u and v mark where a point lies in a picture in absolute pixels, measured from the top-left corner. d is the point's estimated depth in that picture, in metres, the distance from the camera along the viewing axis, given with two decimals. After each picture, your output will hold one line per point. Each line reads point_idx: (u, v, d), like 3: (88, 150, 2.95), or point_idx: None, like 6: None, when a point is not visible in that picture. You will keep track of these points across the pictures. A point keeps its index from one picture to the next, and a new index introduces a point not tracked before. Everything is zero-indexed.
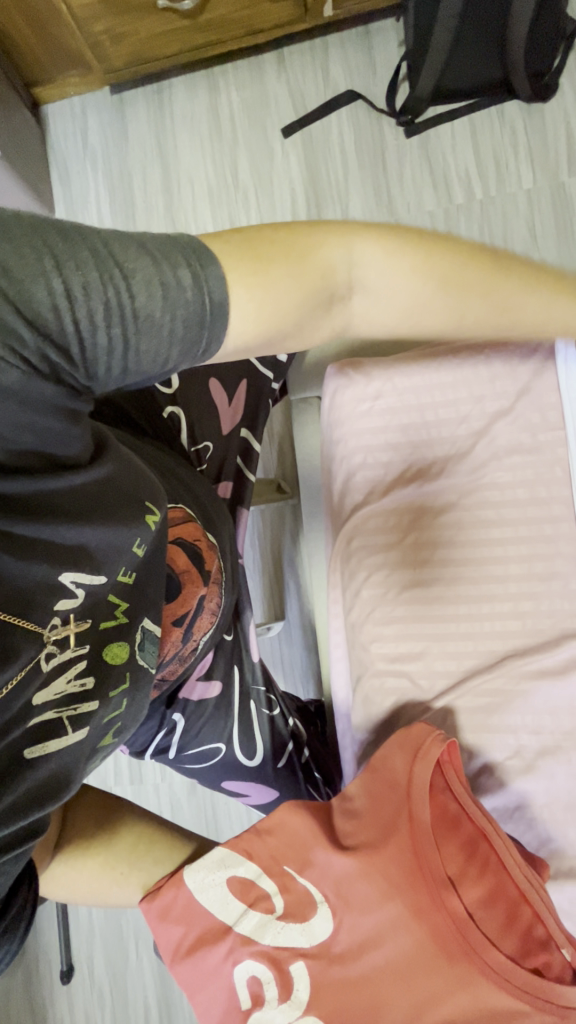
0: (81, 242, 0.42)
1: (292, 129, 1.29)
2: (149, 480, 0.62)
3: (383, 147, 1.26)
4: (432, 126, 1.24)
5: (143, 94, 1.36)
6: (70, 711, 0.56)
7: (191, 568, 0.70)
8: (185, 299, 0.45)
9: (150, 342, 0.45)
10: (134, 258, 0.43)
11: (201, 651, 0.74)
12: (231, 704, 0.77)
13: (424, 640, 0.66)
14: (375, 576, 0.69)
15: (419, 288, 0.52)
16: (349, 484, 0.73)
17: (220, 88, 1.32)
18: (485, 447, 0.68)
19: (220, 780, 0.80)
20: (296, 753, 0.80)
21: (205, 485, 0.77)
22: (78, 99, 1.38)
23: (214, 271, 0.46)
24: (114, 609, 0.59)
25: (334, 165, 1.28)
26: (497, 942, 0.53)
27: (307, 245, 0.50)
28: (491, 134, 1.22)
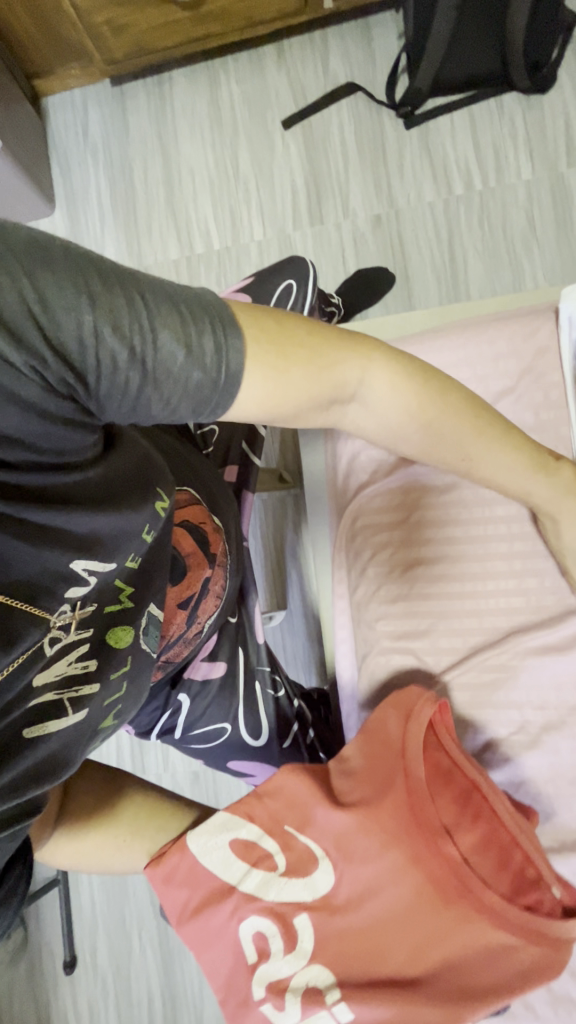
0: (117, 284, 0.44)
1: (292, 121, 1.30)
2: (155, 464, 0.62)
3: (384, 139, 1.26)
4: (432, 118, 1.24)
5: (144, 86, 1.36)
6: (71, 694, 0.56)
7: (197, 551, 0.70)
8: (203, 364, 0.46)
9: (164, 393, 0.47)
10: (164, 310, 0.45)
11: (206, 633, 0.75)
12: (236, 684, 0.77)
13: (430, 617, 0.67)
14: (380, 555, 0.70)
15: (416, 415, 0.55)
16: (354, 466, 0.75)
17: (221, 81, 1.33)
18: None
19: (226, 758, 0.81)
20: (302, 734, 0.80)
21: (210, 469, 0.78)
22: (78, 92, 1.38)
23: (237, 345, 0.47)
24: (119, 593, 0.59)
25: (335, 158, 1.28)
26: (491, 882, 0.55)
27: (325, 356, 0.50)
28: (490, 126, 1.23)
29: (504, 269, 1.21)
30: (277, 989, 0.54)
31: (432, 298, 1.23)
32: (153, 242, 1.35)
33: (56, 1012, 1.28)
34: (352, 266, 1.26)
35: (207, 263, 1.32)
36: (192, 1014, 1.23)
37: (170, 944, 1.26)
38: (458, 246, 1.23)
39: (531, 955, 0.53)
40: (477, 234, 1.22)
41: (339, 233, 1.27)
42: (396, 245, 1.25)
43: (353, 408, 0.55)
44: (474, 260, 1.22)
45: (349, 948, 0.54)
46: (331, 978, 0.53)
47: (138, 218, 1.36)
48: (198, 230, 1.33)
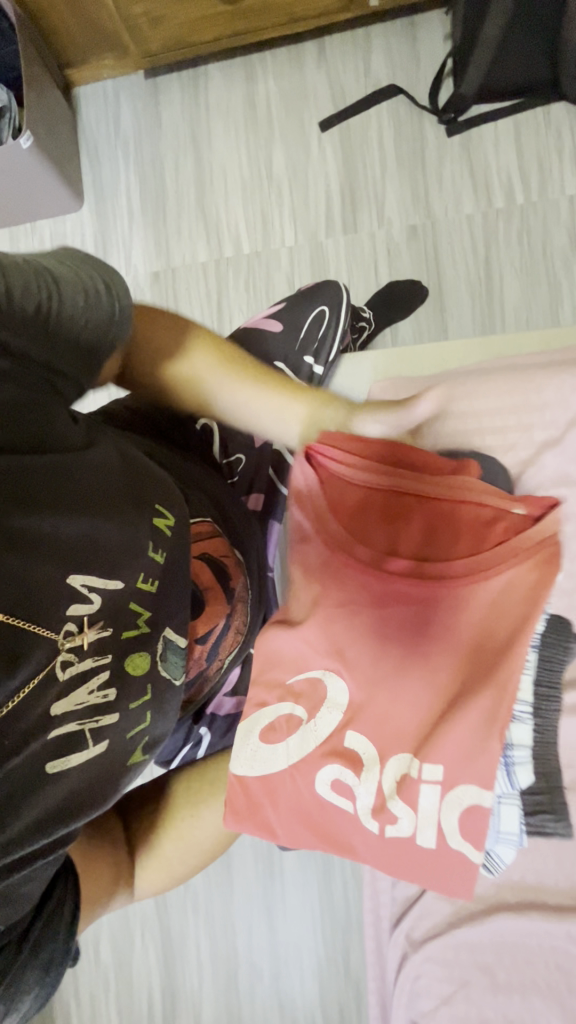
0: (14, 256, 0.53)
1: (330, 122, 1.25)
2: (160, 481, 0.64)
3: (423, 144, 1.22)
4: (475, 126, 1.20)
5: (178, 80, 1.32)
6: (92, 724, 0.55)
7: (215, 582, 0.69)
8: (97, 295, 0.58)
9: (85, 328, 0.56)
10: (60, 267, 0.57)
11: (227, 667, 0.75)
12: None
13: None
14: None
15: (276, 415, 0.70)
16: None
17: (258, 77, 1.29)
18: (531, 477, 0.70)
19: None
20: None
21: (234, 500, 0.77)
22: (110, 83, 1.35)
23: (119, 285, 0.60)
24: (136, 617, 0.58)
25: (371, 162, 1.24)
26: (446, 552, 0.62)
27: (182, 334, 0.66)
28: (536, 136, 1.19)
29: (541, 287, 1.17)
30: (379, 807, 0.62)
31: (465, 315, 1.20)
32: (181, 242, 1.32)
33: (59, 1002, 1.32)
34: (384, 277, 1.23)
35: (236, 266, 1.29)
36: (191, 1012, 1.25)
37: (172, 944, 1.28)
38: (495, 260, 1.19)
39: (525, 575, 0.59)
40: (515, 249, 1.19)
41: (372, 242, 1.24)
42: (431, 257, 1.22)
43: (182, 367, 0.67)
44: (510, 277, 1.19)
45: (409, 712, 0.61)
46: (406, 762, 0.61)
47: (167, 217, 1.33)
48: (227, 232, 1.30)
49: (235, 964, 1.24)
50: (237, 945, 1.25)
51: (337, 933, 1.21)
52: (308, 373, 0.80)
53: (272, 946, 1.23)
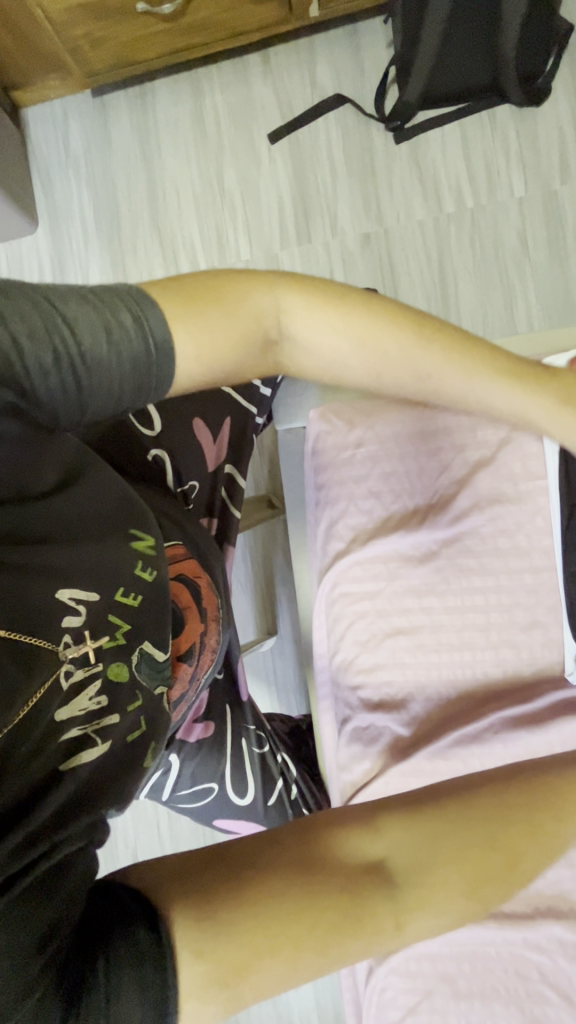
0: (31, 306, 0.50)
1: (279, 135, 1.25)
2: (140, 504, 0.65)
3: (372, 153, 1.23)
4: (422, 132, 1.21)
5: (126, 97, 1.32)
6: (94, 725, 0.54)
7: (193, 604, 0.71)
8: (129, 342, 0.53)
9: (100, 379, 0.53)
10: (92, 304, 0.52)
11: (202, 689, 0.74)
12: (224, 743, 0.75)
13: (408, 687, 0.64)
14: (358, 623, 0.66)
15: (340, 344, 0.59)
16: (332, 532, 0.69)
17: (205, 92, 1.29)
18: (465, 497, 0.64)
19: (211, 816, 0.77)
20: (285, 791, 0.78)
21: (198, 525, 0.76)
22: (58, 103, 1.34)
23: (154, 313, 0.54)
24: (114, 630, 0.57)
25: (322, 171, 1.25)
26: None
27: (239, 295, 0.58)
28: (482, 139, 1.19)
29: (495, 290, 1.18)
30: None
31: None
32: (138, 261, 1.32)
33: None
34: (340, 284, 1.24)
35: None
36: None
37: None
38: (448, 265, 1.20)
39: None
40: (468, 253, 1.19)
41: (327, 251, 1.24)
42: (385, 265, 1.23)
43: (290, 343, 0.61)
44: (464, 282, 1.19)
45: None
46: None
47: (123, 237, 1.33)
48: (183, 248, 1.30)
49: None
50: None
51: None
52: (258, 396, 0.80)
53: None
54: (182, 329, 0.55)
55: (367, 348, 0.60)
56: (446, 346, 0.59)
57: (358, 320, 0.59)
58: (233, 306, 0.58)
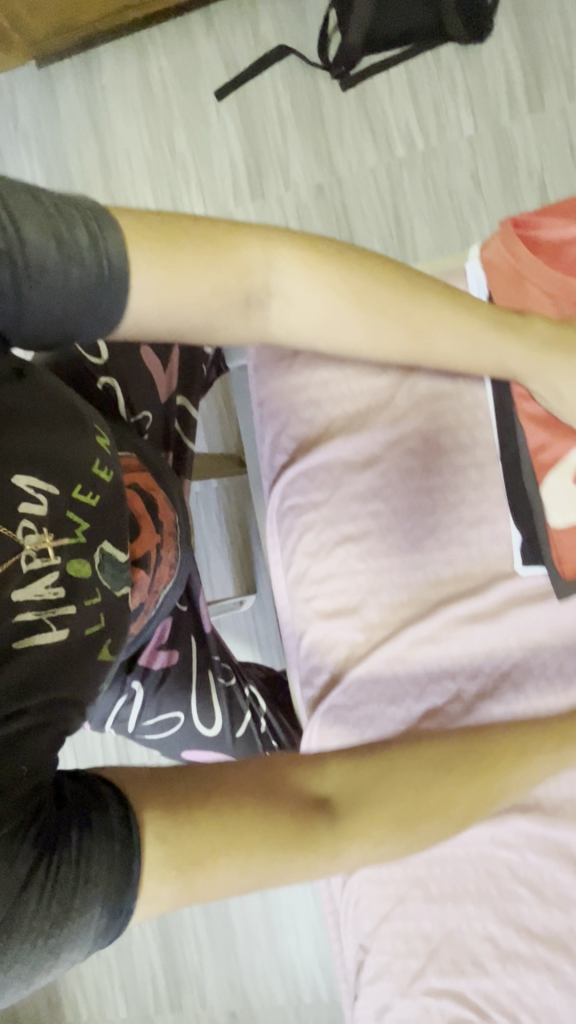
0: None
1: (225, 92, 1.25)
2: (91, 412, 0.65)
3: (320, 102, 1.22)
4: (367, 78, 1.20)
5: (72, 66, 1.31)
6: (51, 611, 0.51)
7: (148, 513, 0.70)
8: (81, 258, 0.49)
9: (42, 292, 0.49)
10: (48, 211, 0.49)
11: (163, 600, 0.74)
12: (189, 673, 0.77)
13: (362, 590, 0.66)
14: (307, 531, 0.68)
15: (336, 304, 0.56)
16: (277, 443, 0.72)
17: (149, 54, 1.28)
18: (405, 394, 0.67)
19: (180, 749, 0.79)
20: (255, 724, 0.79)
21: (150, 448, 0.76)
22: (4, 77, 1.34)
23: (114, 234, 0.51)
24: (75, 525, 0.56)
25: (271, 124, 1.24)
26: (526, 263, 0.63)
27: (229, 243, 0.54)
28: (428, 80, 1.18)
29: (451, 232, 1.18)
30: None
31: None
32: None
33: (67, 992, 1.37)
34: None
35: None
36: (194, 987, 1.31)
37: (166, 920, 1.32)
38: (403, 209, 1.19)
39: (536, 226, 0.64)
40: (422, 196, 1.19)
41: (282, 206, 1.24)
42: (340, 214, 1.22)
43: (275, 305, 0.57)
44: (420, 225, 1.19)
45: None
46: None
47: None
48: None
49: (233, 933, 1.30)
50: (231, 913, 1.30)
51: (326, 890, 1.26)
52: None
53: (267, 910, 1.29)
54: (147, 262, 0.51)
55: (364, 309, 0.57)
56: (442, 303, 0.58)
57: (353, 279, 0.56)
58: (220, 257, 0.53)
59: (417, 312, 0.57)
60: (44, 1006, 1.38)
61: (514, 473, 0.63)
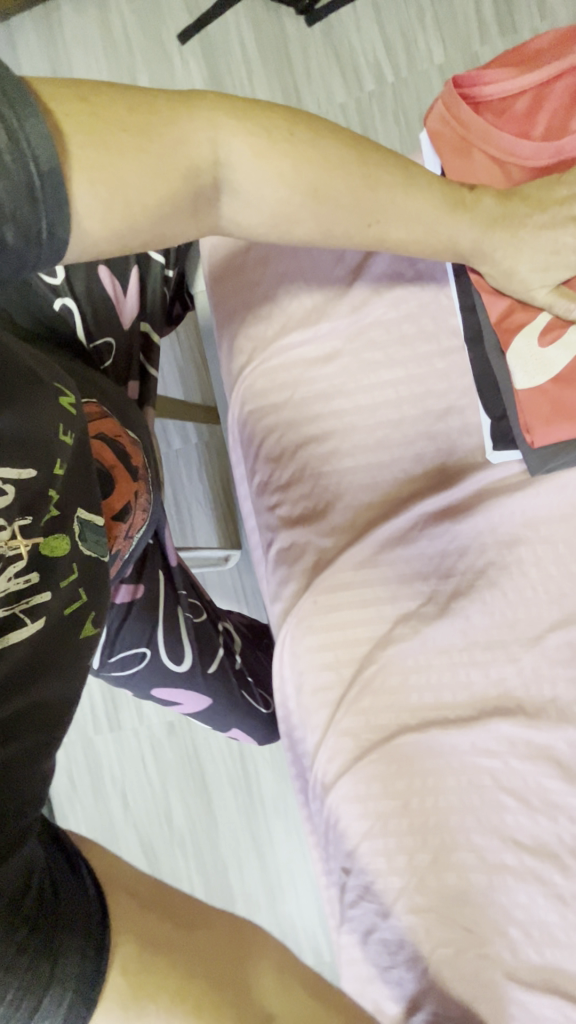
0: None
1: (188, 35, 1.21)
2: (49, 365, 0.62)
3: (286, 39, 1.18)
4: (333, 10, 1.16)
5: (32, 19, 1.28)
6: (23, 602, 0.52)
7: (119, 462, 0.69)
8: (2, 168, 0.38)
9: None
10: None
11: (139, 546, 0.72)
12: (156, 605, 0.73)
13: (329, 490, 0.70)
14: (268, 440, 0.72)
15: (291, 198, 0.51)
16: (235, 349, 0.75)
17: (110, 2, 1.25)
18: (363, 283, 0.70)
19: (149, 686, 0.76)
20: (228, 656, 0.79)
21: (118, 388, 0.74)
22: None
23: (35, 125, 0.39)
24: (49, 501, 0.55)
25: (237, 66, 1.20)
26: (476, 124, 0.65)
27: (167, 131, 0.46)
28: (396, 9, 1.15)
29: None
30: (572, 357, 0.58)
31: None
32: None
33: None
34: None
35: None
36: None
37: None
38: None
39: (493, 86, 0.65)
40: (393, 130, 1.15)
41: None
42: None
43: (227, 203, 0.51)
44: None
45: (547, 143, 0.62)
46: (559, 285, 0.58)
47: None
48: None
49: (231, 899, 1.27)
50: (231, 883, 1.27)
51: None
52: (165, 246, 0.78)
53: (265, 875, 1.25)
54: (83, 160, 0.42)
55: (322, 202, 0.52)
56: (398, 184, 0.55)
57: (311, 168, 0.50)
58: (167, 137, 0.45)
59: (381, 199, 0.54)
60: None
61: (479, 359, 0.65)
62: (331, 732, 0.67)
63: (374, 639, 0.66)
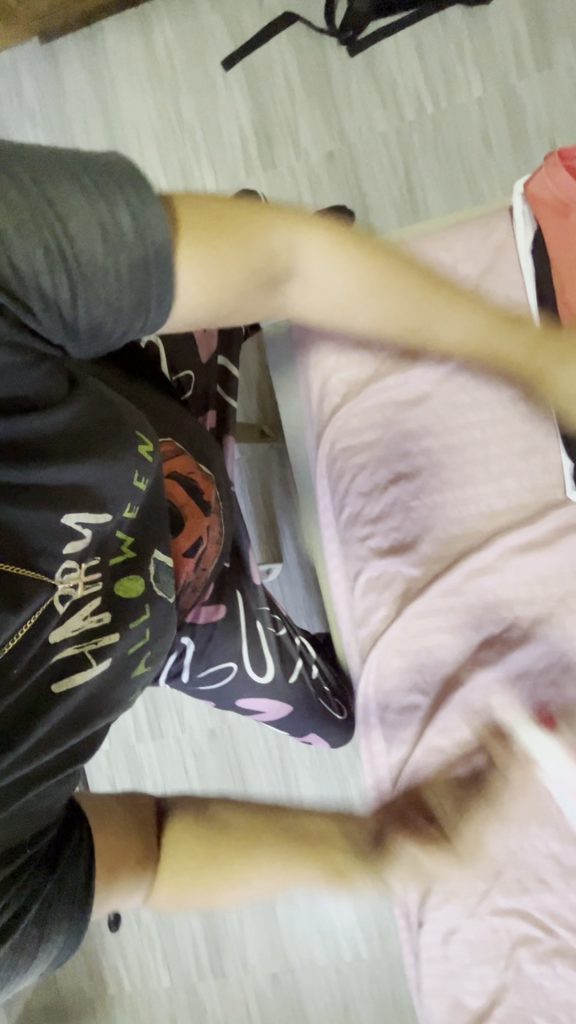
0: (18, 194, 0.42)
1: (232, 61, 1.25)
2: (138, 412, 0.65)
3: (328, 68, 1.22)
4: (375, 42, 1.20)
5: (76, 41, 1.31)
6: (91, 642, 0.57)
7: (191, 499, 0.73)
8: (125, 246, 0.45)
9: (95, 294, 0.46)
10: (83, 190, 0.43)
11: (211, 576, 0.77)
12: (238, 625, 0.78)
13: (422, 520, 0.76)
14: (360, 475, 0.78)
15: (356, 294, 0.53)
16: (325, 392, 0.81)
17: (154, 26, 1.28)
18: None
19: (234, 697, 0.81)
20: (306, 668, 0.83)
21: (196, 423, 0.78)
22: (7, 55, 1.33)
23: (154, 211, 0.45)
24: (120, 545, 0.61)
25: (280, 93, 1.24)
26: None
27: (255, 225, 0.50)
28: (436, 42, 1.19)
29: (463, 194, 1.19)
30: None
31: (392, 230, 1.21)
32: None
33: (109, 969, 1.39)
34: (309, 206, 1.23)
35: None
36: (236, 950, 1.34)
37: None
38: (415, 173, 1.20)
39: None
40: (433, 159, 1.19)
41: (294, 176, 1.24)
42: (352, 182, 1.22)
43: (299, 289, 0.53)
44: (433, 189, 1.19)
45: None
46: None
47: None
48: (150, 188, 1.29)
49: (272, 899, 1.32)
50: None
51: None
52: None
53: None
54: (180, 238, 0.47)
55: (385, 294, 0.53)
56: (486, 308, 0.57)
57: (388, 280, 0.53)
58: (250, 234, 0.49)
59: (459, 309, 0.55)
60: (87, 984, 1.39)
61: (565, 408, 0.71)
62: (422, 748, 0.74)
63: (458, 657, 0.75)
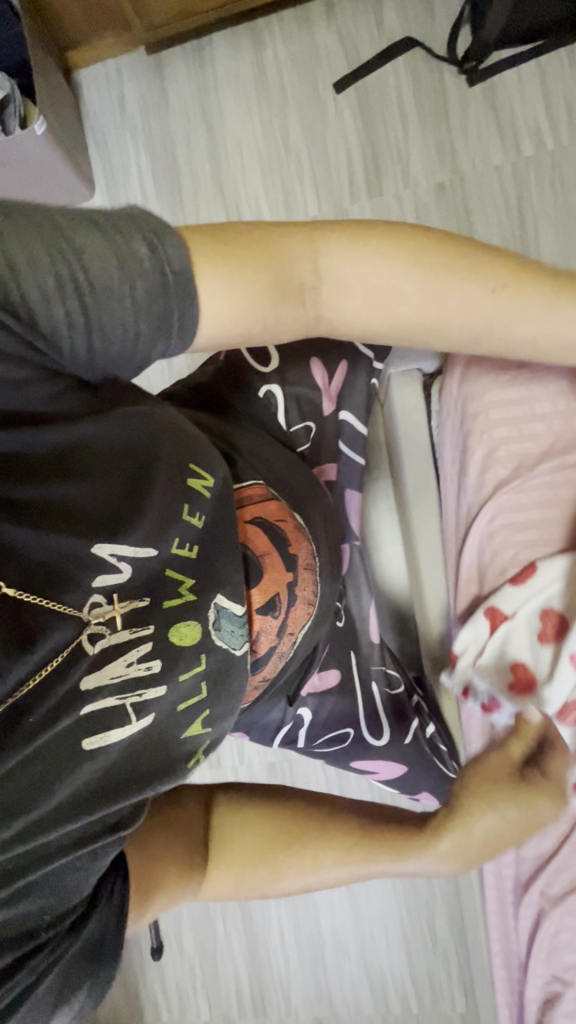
0: (56, 237, 0.48)
1: (345, 83, 1.21)
2: (196, 438, 0.63)
3: (445, 96, 1.18)
4: (496, 73, 1.16)
5: (183, 52, 1.28)
6: (134, 697, 0.52)
7: (272, 552, 0.68)
8: (143, 272, 0.50)
9: (113, 314, 0.50)
10: (114, 226, 0.50)
11: (298, 639, 0.74)
12: (354, 688, 0.83)
13: None
14: (522, 549, 0.72)
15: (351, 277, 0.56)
16: (492, 457, 0.73)
17: (266, 42, 1.25)
18: None
19: (349, 757, 0.85)
20: (420, 727, 0.84)
21: (300, 473, 0.79)
22: (112, 64, 1.32)
23: (173, 245, 0.51)
24: (178, 586, 0.56)
25: (392, 119, 1.20)
26: None
27: (270, 249, 0.55)
28: (561, 76, 1.15)
29: None
30: None
31: None
32: (201, 222, 1.29)
33: (147, 997, 1.36)
34: None
35: None
36: (279, 992, 1.30)
37: (253, 925, 1.31)
38: (529, 211, 1.15)
39: None
40: (549, 197, 1.15)
41: (400, 205, 1.20)
42: (461, 215, 1.18)
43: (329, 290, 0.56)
44: (546, 228, 1.15)
45: None
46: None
47: (184, 198, 1.29)
48: (248, 207, 1.26)
49: (321, 943, 1.29)
50: (321, 924, 1.29)
51: (421, 900, 1.25)
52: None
53: (356, 922, 1.27)
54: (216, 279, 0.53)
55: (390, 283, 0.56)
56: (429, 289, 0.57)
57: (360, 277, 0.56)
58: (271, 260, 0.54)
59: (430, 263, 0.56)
60: (125, 1008, 1.37)
61: None
62: (566, 846, 0.71)
63: None
